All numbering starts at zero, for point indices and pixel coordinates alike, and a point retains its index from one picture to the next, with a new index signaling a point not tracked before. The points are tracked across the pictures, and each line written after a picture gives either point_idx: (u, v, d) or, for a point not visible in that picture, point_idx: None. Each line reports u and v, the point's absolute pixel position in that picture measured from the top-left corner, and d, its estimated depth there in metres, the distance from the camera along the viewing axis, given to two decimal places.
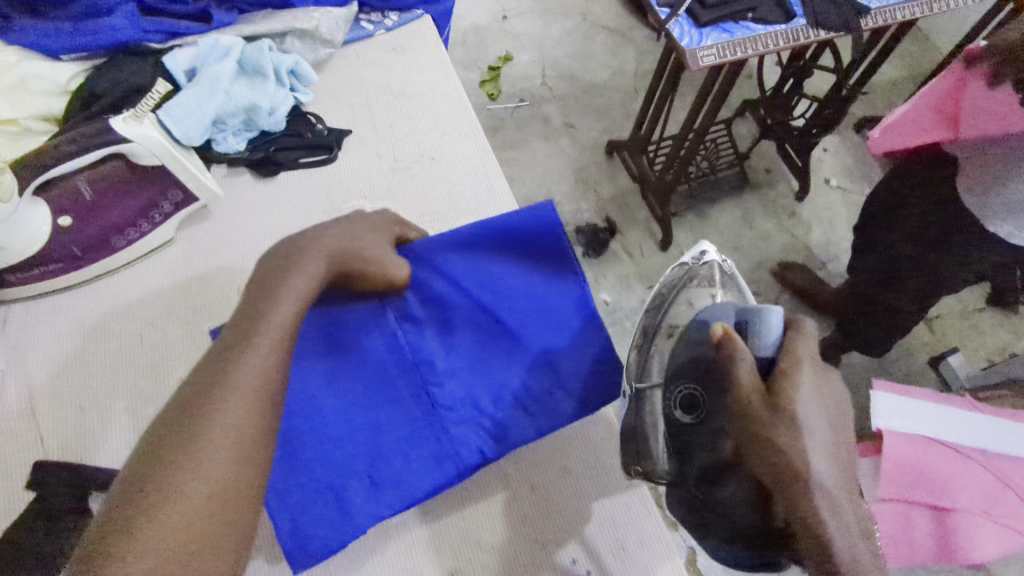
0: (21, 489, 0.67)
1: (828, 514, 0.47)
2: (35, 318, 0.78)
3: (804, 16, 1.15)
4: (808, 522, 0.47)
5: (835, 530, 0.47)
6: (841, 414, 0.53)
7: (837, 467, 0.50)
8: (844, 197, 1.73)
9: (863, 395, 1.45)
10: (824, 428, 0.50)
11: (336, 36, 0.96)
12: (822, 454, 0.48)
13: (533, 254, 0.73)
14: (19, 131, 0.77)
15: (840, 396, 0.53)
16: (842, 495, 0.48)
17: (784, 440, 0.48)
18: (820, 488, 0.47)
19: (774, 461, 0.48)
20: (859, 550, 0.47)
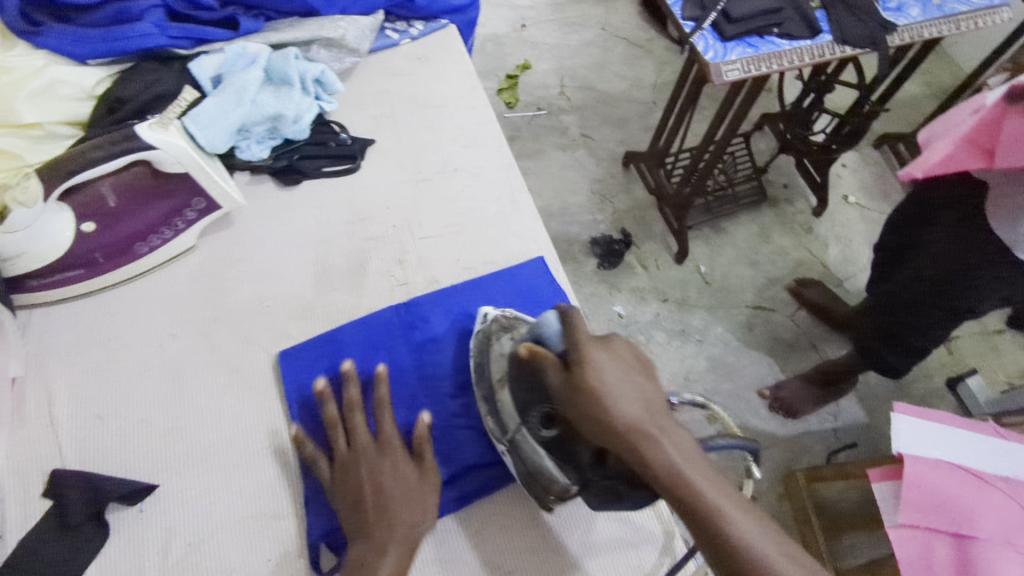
0: (37, 498, 0.66)
1: (662, 449, 0.52)
2: (55, 323, 0.77)
3: (830, 31, 1.13)
4: (647, 464, 0.51)
5: (672, 459, 0.52)
6: (640, 361, 0.58)
7: (653, 412, 0.54)
8: (862, 214, 1.71)
9: (880, 416, 1.42)
10: (627, 379, 0.55)
11: (362, 45, 0.96)
12: (630, 400, 0.54)
13: (525, 293, 0.81)
14: (42, 135, 0.75)
15: (627, 346, 0.58)
16: (665, 425, 0.54)
17: (593, 412, 0.53)
18: (643, 434, 0.52)
19: (601, 432, 0.53)
20: (703, 463, 0.53)
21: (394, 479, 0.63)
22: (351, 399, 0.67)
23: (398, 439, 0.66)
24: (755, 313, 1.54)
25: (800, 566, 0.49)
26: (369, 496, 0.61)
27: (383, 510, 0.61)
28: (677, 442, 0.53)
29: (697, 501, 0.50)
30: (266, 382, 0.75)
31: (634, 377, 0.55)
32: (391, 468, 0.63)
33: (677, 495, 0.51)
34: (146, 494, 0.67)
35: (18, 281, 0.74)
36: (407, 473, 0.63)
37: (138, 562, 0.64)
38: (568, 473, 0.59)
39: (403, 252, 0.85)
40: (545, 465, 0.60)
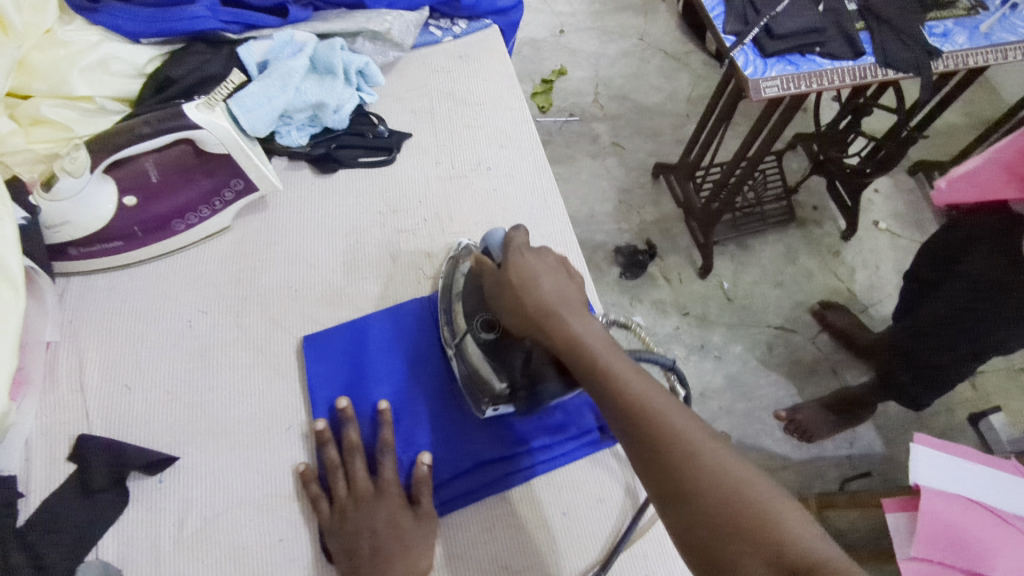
0: (62, 461, 0.68)
1: (564, 323, 0.58)
2: (91, 292, 0.79)
3: (874, 54, 1.12)
4: (552, 335, 0.58)
5: (575, 330, 0.57)
6: (564, 267, 0.65)
7: (565, 299, 0.60)
8: (893, 241, 1.68)
9: (898, 446, 1.40)
10: (547, 274, 0.62)
11: (407, 40, 0.97)
12: (545, 286, 0.61)
13: None
14: (94, 109, 0.79)
15: (554, 255, 0.65)
16: (575, 308, 0.60)
17: (513, 302, 0.61)
18: (547, 313, 0.58)
19: (516, 312, 0.60)
20: (606, 338, 0.57)
21: (390, 528, 0.62)
22: (351, 440, 0.67)
23: (397, 485, 0.66)
24: (777, 333, 1.53)
25: (694, 420, 0.51)
26: (368, 542, 0.61)
27: (382, 556, 0.60)
28: (582, 321, 0.58)
29: (594, 362, 0.55)
30: (289, 363, 0.76)
31: (553, 274, 0.62)
32: (386, 518, 0.63)
33: (577, 359, 0.55)
34: (167, 466, 0.69)
35: (59, 249, 0.76)
36: (404, 521, 0.63)
37: (155, 530, 0.66)
38: (500, 372, 0.65)
39: (432, 246, 0.85)
40: (483, 368, 0.66)
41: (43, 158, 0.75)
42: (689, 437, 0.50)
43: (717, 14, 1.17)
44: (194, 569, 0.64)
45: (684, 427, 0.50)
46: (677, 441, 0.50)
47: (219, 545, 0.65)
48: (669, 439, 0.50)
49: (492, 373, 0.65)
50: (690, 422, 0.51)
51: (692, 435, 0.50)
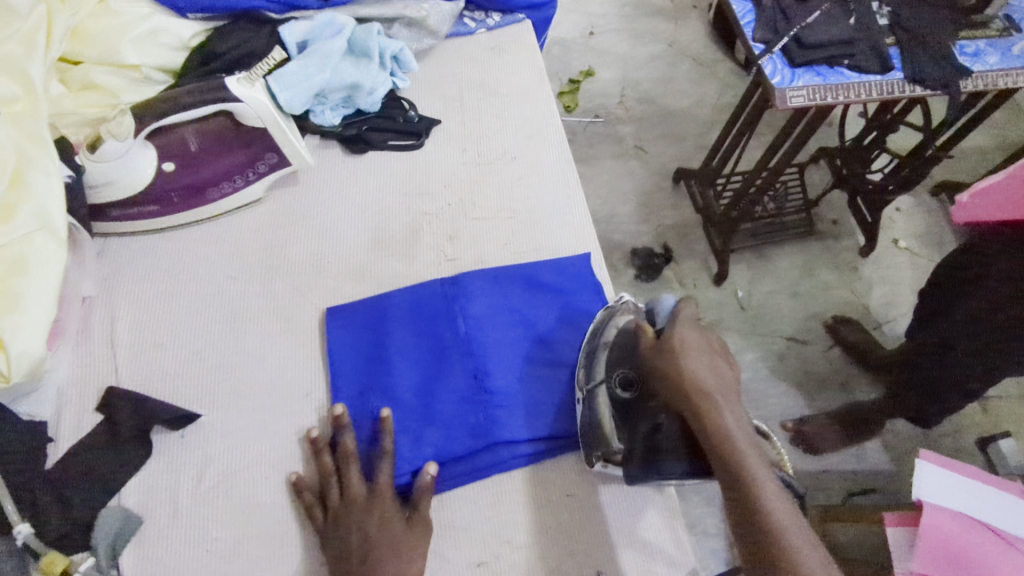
0: (90, 411, 0.72)
1: (714, 413, 0.56)
2: (126, 252, 0.82)
3: (902, 69, 1.12)
4: (704, 419, 0.56)
5: (728, 424, 0.55)
6: (725, 351, 0.61)
7: (722, 388, 0.58)
8: (912, 259, 1.67)
9: (904, 464, 1.40)
10: (708, 352, 0.59)
11: (441, 29, 0.99)
12: (702, 366, 0.58)
13: (563, 291, 0.82)
14: (140, 78, 0.82)
15: (718, 339, 0.62)
16: (730, 398, 0.57)
17: (668, 369, 0.59)
18: (704, 396, 0.56)
19: (667, 380, 0.59)
20: (752, 438, 0.56)
21: (382, 530, 0.63)
22: (346, 447, 0.67)
23: (390, 490, 0.66)
24: (789, 344, 1.53)
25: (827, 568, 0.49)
26: (359, 546, 0.62)
27: (373, 555, 0.61)
28: (734, 414, 0.56)
29: (735, 460, 0.54)
30: (312, 334, 0.79)
31: (714, 360, 0.59)
32: (378, 521, 0.63)
33: (719, 450, 0.54)
34: (190, 422, 0.72)
35: (100, 210, 0.79)
36: (395, 524, 0.63)
37: (175, 482, 0.69)
38: (620, 434, 0.66)
39: (455, 230, 0.88)
40: (607, 423, 0.67)
41: (89, 121, 0.78)
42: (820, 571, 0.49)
43: (748, 22, 1.18)
44: (210, 522, 0.67)
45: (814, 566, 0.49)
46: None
47: (235, 501, 0.68)
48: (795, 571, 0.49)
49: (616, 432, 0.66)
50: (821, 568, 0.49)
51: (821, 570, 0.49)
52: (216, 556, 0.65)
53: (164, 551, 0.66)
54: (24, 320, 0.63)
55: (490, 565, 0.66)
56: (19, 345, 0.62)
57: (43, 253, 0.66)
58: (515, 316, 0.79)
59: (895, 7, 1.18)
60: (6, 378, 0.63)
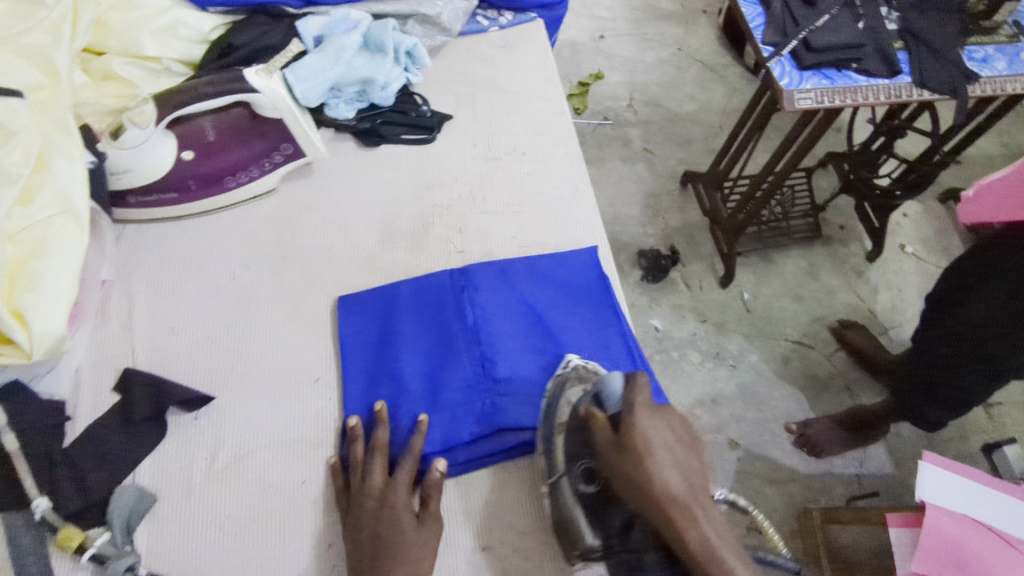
0: (107, 390, 0.74)
1: (693, 522, 0.52)
2: (144, 239, 0.84)
3: (910, 73, 1.13)
4: (682, 534, 0.52)
5: (710, 535, 0.51)
6: (686, 437, 0.59)
7: (692, 486, 0.55)
8: (918, 265, 1.68)
9: (907, 468, 1.40)
10: (672, 446, 0.56)
11: (454, 27, 1.01)
12: (670, 467, 0.55)
13: (570, 286, 0.83)
14: (160, 69, 0.84)
15: (678, 422, 0.59)
16: (703, 496, 0.54)
17: (635, 474, 0.55)
18: (679, 504, 0.53)
19: (634, 488, 0.55)
20: (734, 541, 0.52)
21: (391, 528, 0.62)
22: (377, 442, 0.68)
23: (407, 487, 0.65)
24: (793, 347, 1.54)
25: None
26: (371, 541, 0.61)
27: (385, 551, 0.60)
28: (710, 515, 0.53)
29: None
30: (323, 321, 0.80)
31: (678, 455, 0.56)
32: (389, 520, 0.62)
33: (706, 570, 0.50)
34: (203, 404, 0.73)
35: (119, 196, 0.82)
36: (406, 520, 0.63)
37: (189, 462, 0.71)
38: (597, 532, 0.62)
39: (464, 223, 0.89)
40: (578, 520, 0.63)
41: (111, 111, 0.80)
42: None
43: (757, 25, 1.20)
44: (221, 502, 0.68)
45: None
46: None
47: (246, 482, 0.70)
48: None
49: (588, 529, 0.62)
50: None
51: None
52: (226, 535, 0.67)
53: (176, 529, 0.67)
54: (43, 300, 0.65)
55: (495, 549, 0.68)
56: (41, 324, 0.64)
57: (65, 236, 0.68)
58: (524, 308, 0.80)
59: (904, 12, 1.19)
60: (27, 355, 0.64)
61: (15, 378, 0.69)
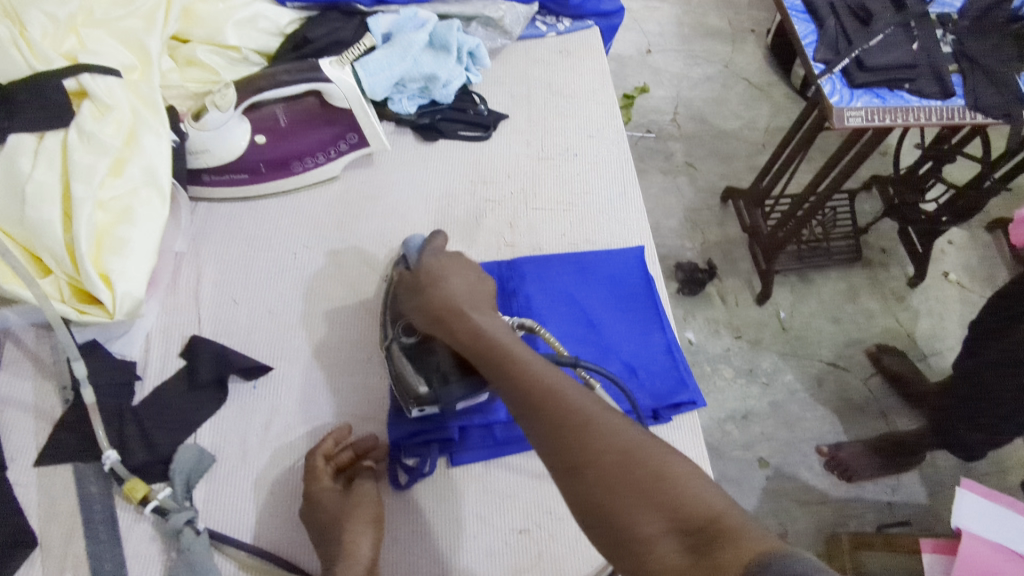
0: (174, 355, 0.78)
1: (468, 319, 0.60)
2: (214, 216, 0.90)
3: (964, 96, 1.13)
4: (456, 330, 0.60)
5: (479, 324, 0.60)
6: (478, 270, 0.68)
7: (471, 299, 0.63)
8: (961, 293, 1.65)
9: (942, 498, 1.37)
10: (459, 275, 0.66)
11: (515, 30, 1.05)
12: (455, 285, 0.64)
13: (613, 282, 0.85)
14: (239, 58, 0.90)
15: (467, 262, 0.69)
16: (484, 307, 0.63)
17: (427, 297, 0.63)
18: (452, 308, 0.61)
19: (427, 311, 0.63)
20: (505, 328, 0.60)
21: (315, 518, 0.64)
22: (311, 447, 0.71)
23: (323, 475, 0.67)
24: (828, 368, 1.53)
25: (587, 395, 0.52)
26: (315, 543, 0.63)
27: (326, 543, 0.62)
28: (486, 315, 0.61)
29: (489, 348, 0.58)
30: (378, 301, 0.84)
31: (462, 281, 0.65)
32: (312, 512, 0.65)
33: (478, 350, 0.58)
34: (262, 374, 0.77)
35: (196, 173, 0.87)
36: (329, 502, 0.64)
37: (244, 426, 0.74)
38: (423, 377, 0.66)
39: (514, 218, 0.92)
40: (404, 370, 0.67)
41: (192, 94, 0.86)
42: (599, 417, 0.51)
43: (809, 42, 1.21)
44: (274, 467, 0.72)
45: (578, 401, 0.52)
46: (572, 417, 0.51)
47: (298, 450, 0.72)
48: (563, 410, 0.51)
49: (416, 376, 0.67)
50: (581, 396, 0.52)
51: (600, 414, 0.51)
52: (279, 499, 0.70)
53: (232, 491, 0.70)
54: (122, 262, 0.69)
55: (531, 532, 0.69)
56: (124, 285, 0.69)
57: (148, 207, 0.73)
58: (568, 299, 0.83)
59: (959, 36, 1.19)
60: (110, 314, 0.69)
61: (92, 338, 0.75)
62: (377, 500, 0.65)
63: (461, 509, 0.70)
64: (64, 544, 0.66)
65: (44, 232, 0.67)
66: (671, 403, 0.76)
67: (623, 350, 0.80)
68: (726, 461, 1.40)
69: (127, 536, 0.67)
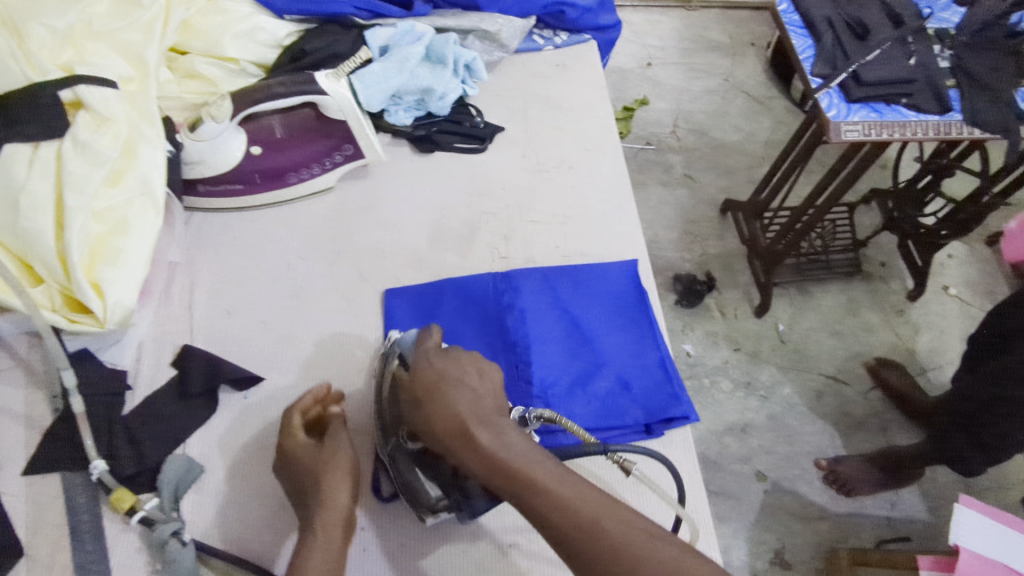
0: (165, 365, 0.78)
1: (476, 442, 0.51)
2: (209, 226, 0.90)
3: (961, 111, 1.13)
4: (468, 458, 0.51)
5: (490, 446, 0.51)
6: (480, 362, 0.58)
7: (477, 408, 0.53)
8: (961, 308, 1.65)
9: (942, 515, 1.36)
10: (459, 381, 0.55)
11: (512, 44, 1.05)
12: (454, 396, 0.53)
13: (607, 296, 0.85)
14: (237, 70, 0.91)
15: (463, 357, 0.58)
16: (493, 418, 0.53)
17: (428, 416, 0.53)
18: (458, 431, 0.52)
19: (429, 429, 0.53)
20: (527, 450, 0.52)
21: (293, 472, 0.64)
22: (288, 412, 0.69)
23: (299, 431, 0.66)
24: (828, 382, 1.52)
25: (633, 530, 0.47)
26: (292, 494, 0.63)
27: (305, 495, 0.62)
28: (496, 431, 0.52)
29: (514, 482, 0.49)
30: (370, 312, 0.84)
31: (462, 387, 0.55)
32: (291, 463, 0.64)
33: (501, 483, 0.50)
34: (253, 385, 0.77)
35: (191, 184, 0.88)
36: (306, 456, 0.64)
37: (234, 437, 0.74)
38: (435, 483, 0.62)
39: (509, 230, 0.92)
40: (416, 479, 0.63)
41: (189, 106, 0.86)
42: (649, 558, 0.46)
43: (807, 56, 1.21)
44: (264, 478, 0.71)
45: (625, 542, 0.47)
46: (622, 561, 0.46)
47: None
48: (610, 553, 0.46)
49: (429, 483, 0.62)
50: (630, 532, 0.47)
51: (651, 556, 0.46)
52: (266, 510, 0.69)
53: (220, 503, 0.70)
54: (116, 274, 0.69)
55: (520, 547, 0.68)
56: (115, 295, 0.69)
57: (142, 217, 0.73)
58: (561, 313, 0.83)
59: (957, 51, 1.19)
60: (101, 323, 0.69)
61: (83, 347, 0.75)
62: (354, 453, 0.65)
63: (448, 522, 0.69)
64: (51, 554, 0.65)
65: (38, 243, 0.67)
66: (663, 418, 0.75)
67: (617, 365, 0.79)
68: (724, 474, 1.39)
69: (113, 546, 0.66)
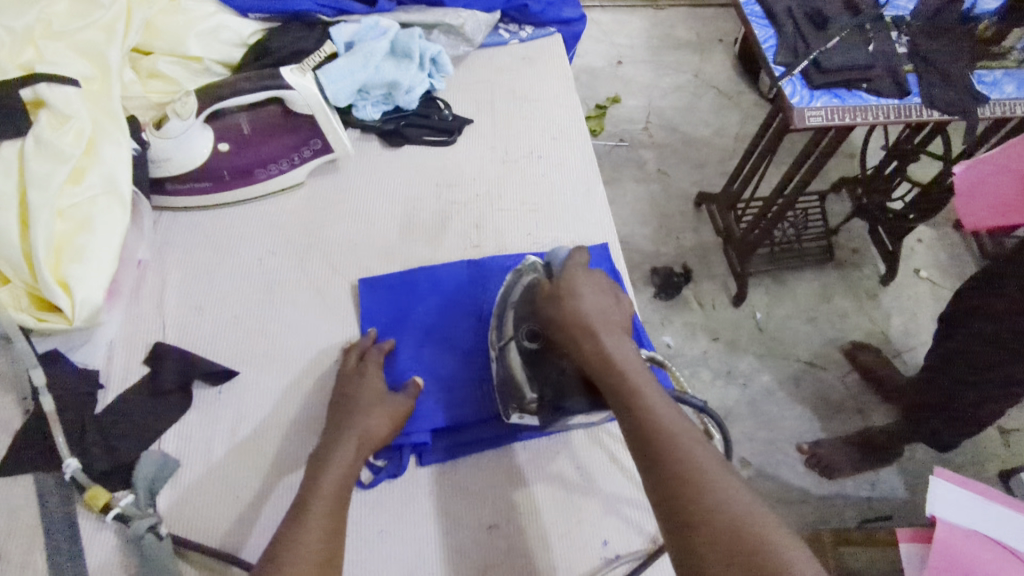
0: (137, 363, 0.78)
1: (599, 340, 0.61)
2: (178, 226, 0.90)
3: (919, 94, 1.16)
4: (587, 352, 0.61)
5: (608, 349, 0.60)
6: (616, 294, 0.68)
7: (604, 320, 0.63)
8: (932, 290, 1.68)
9: (921, 492, 1.38)
10: (594, 295, 0.65)
11: (477, 37, 1.07)
12: (589, 304, 0.64)
13: None
14: (202, 69, 0.91)
15: (606, 283, 0.68)
16: (617, 332, 0.63)
17: (560, 310, 0.64)
18: (586, 327, 0.62)
19: (560, 324, 0.63)
20: (637, 364, 0.60)
21: (350, 389, 0.71)
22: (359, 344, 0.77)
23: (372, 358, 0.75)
24: (805, 367, 1.54)
25: (712, 453, 0.53)
26: (334, 411, 0.69)
27: (345, 409, 0.68)
28: (617, 341, 0.62)
29: (621, 380, 0.58)
30: (344, 304, 0.84)
31: (597, 301, 0.65)
32: (358, 381, 0.72)
33: (608, 378, 0.58)
34: (227, 379, 0.77)
35: (159, 183, 0.88)
36: (371, 379, 0.72)
37: (210, 432, 0.74)
38: (533, 384, 0.67)
39: (480, 220, 0.93)
40: (516, 373, 0.68)
41: (155, 105, 0.86)
42: (714, 476, 0.51)
43: (769, 46, 1.24)
44: (242, 472, 0.71)
45: (699, 457, 0.52)
46: (693, 471, 0.51)
47: (263, 454, 0.72)
48: (682, 457, 0.52)
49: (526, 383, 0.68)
50: (708, 453, 0.52)
51: (721, 477, 0.51)
52: (243, 504, 0.69)
53: (198, 498, 0.69)
54: (83, 271, 0.70)
55: (500, 527, 0.69)
56: (84, 292, 0.69)
57: (108, 214, 0.73)
58: None
59: (914, 37, 1.22)
60: (70, 321, 0.70)
61: (53, 347, 0.75)
62: (407, 408, 0.70)
63: (427, 507, 0.70)
64: (23, 555, 0.64)
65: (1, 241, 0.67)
66: None
67: None
68: None
69: (89, 547, 0.66)
